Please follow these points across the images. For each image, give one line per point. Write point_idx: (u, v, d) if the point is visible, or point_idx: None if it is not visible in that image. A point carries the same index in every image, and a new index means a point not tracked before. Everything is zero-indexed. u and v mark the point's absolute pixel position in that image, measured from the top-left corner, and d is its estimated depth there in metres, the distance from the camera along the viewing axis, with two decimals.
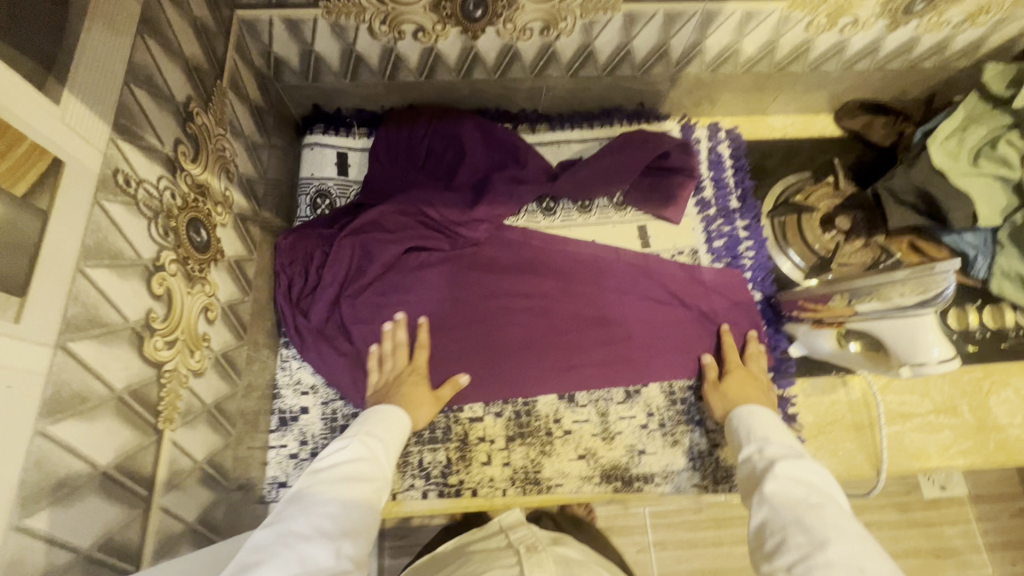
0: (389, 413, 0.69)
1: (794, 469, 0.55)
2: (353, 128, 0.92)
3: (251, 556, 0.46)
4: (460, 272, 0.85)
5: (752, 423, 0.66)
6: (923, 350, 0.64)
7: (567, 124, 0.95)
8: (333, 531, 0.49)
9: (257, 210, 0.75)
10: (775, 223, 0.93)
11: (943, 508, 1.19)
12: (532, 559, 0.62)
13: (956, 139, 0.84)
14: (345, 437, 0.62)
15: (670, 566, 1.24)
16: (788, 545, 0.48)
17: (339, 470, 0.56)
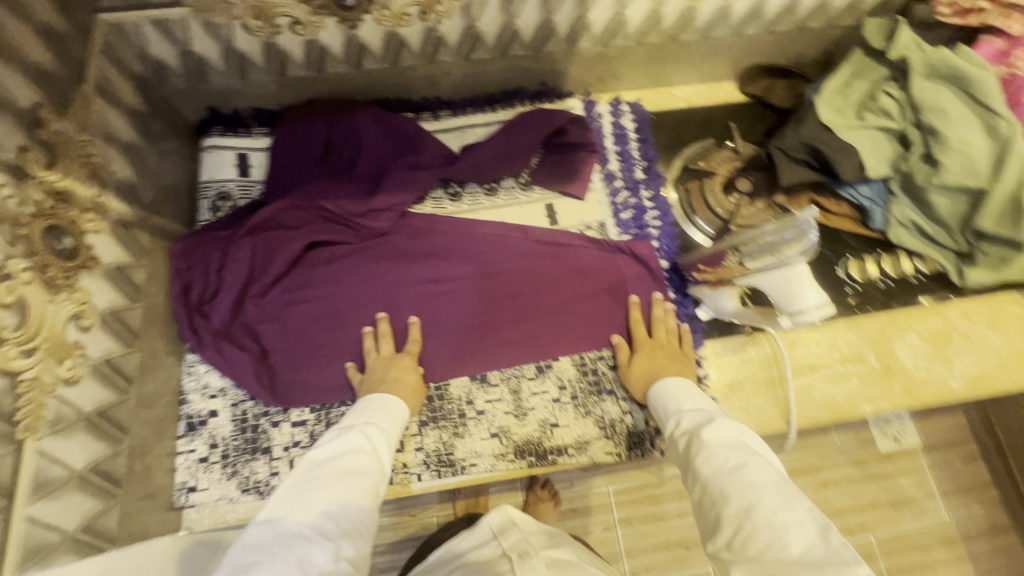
0: (377, 402, 0.70)
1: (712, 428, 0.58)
2: (252, 128, 0.91)
3: (250, 553, 0.46)
4: (367, 264, 0.85)
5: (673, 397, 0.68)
6: (802, 296, 0.71)
7: (468, 108, 0.96)
8: (332, 530, 0.50)
9: (143, 216, 0.74)
10: (680, 191, 0.94)
11: (896, 461, 1.35)
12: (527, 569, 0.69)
13: (841, 94, 0.86)
14: (342, 429, 0.63)
15: (636, 541, 1.25)
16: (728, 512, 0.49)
17: (338, 464, 0.57)
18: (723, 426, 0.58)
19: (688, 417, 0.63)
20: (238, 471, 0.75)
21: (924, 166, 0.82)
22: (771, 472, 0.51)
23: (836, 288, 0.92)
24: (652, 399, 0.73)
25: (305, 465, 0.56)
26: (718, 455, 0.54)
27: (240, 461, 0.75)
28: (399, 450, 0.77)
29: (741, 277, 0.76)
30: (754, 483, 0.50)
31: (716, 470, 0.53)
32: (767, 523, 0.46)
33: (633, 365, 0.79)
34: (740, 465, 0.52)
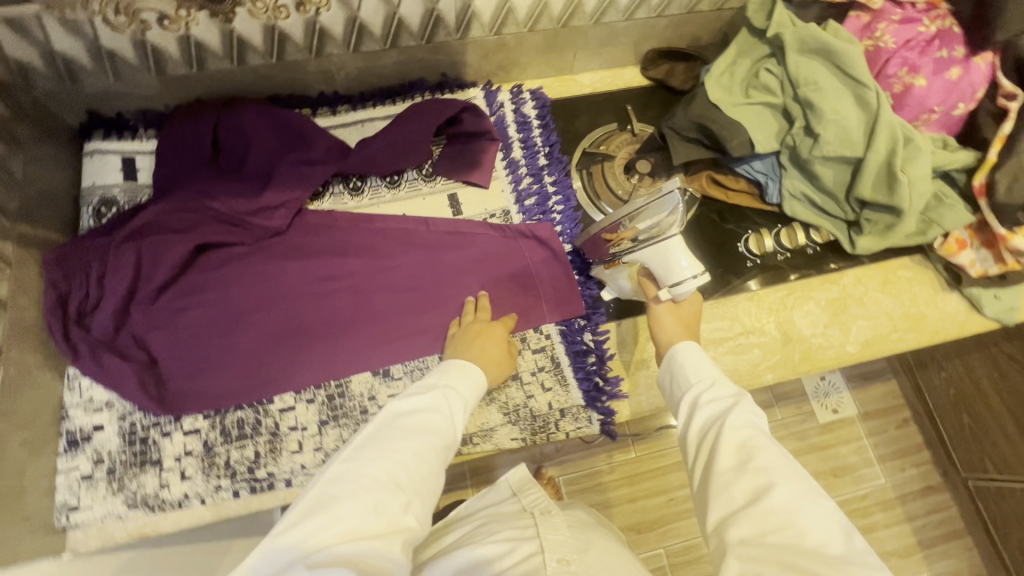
0: (456, 368, 0.69)
1: (736, 419, 0.55)
2: (139, 130, 0.88)
3: (332, 488, 0.49)
4: (262, 264, 0.83)
5: (687, 362, 0.65)
6: (677, 263, 0.70)
7: (368, 102, 0.95)
8: (404, 485, 0.51)
9: (8, 224, 0.71)
10: (582, 175, 0.95)
11: (837, 430, 1.38)
12: (548, 523, 0.67)
13: (728, 73, 0.88)
14: (422, 387, 0.63)
15: None
16: (738, 489, 0.50)
17: (417, 419, 0.58)
18: (749, 418, 0.55)
19: (713, 396, 0.59)
20: (125, 486, 0.72)
21: (807, 139, 0.84)
22: (805, 484, 0.49)
23: (737, 263, 0.93)
24: (666, 358, 0.68)
25: (387, 414, 0.57)
26: (748, 456, 0.51)
27: (126, 475, 0.72)
28: (298, 451, 0.76)
29: (624, 253, 0.76)
30: (789, 495, 0.48)
31: (746, 471, 0.51)
32: (796, 544, 0.45)
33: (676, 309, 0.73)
34: (775, 471, 0.50)
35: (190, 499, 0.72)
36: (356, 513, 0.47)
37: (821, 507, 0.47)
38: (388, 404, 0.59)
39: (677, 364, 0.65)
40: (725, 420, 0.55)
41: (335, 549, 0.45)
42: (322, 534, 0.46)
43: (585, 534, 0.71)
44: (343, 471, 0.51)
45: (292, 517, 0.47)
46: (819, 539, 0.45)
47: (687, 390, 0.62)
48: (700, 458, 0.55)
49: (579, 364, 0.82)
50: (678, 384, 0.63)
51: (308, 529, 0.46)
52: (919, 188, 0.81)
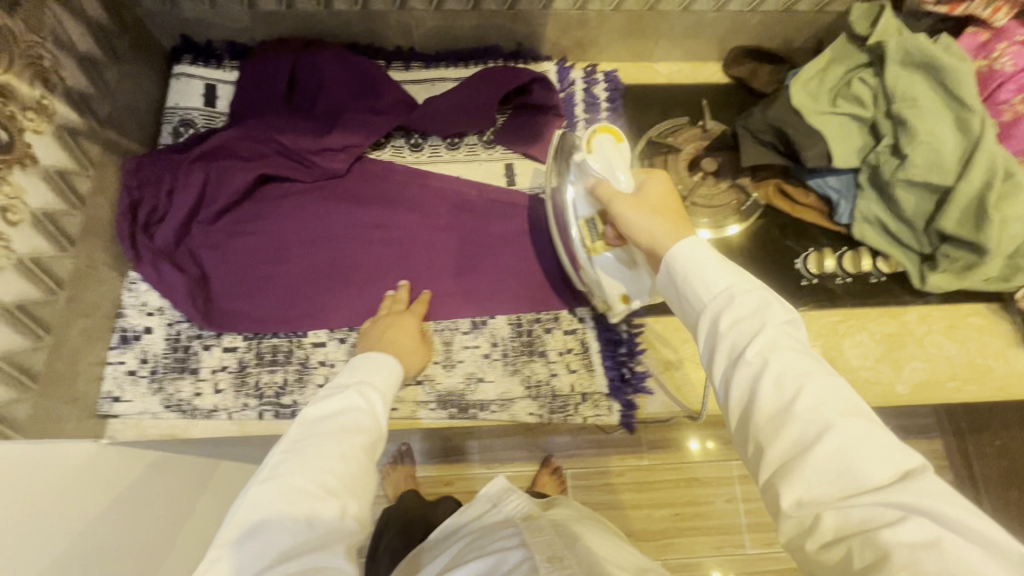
0: (370, 361, 0.65)
1: (766, 345, 0.46)
2: (224, 60, 0.92)
3: (254, 516, 0.48)
4: (317, 202, 0.85)
5: (691, 267, 0.53)
6: (601, 149, 0.72)
7: (441, 62, 0.95)
8: (335, 489, 0.51)
9: (97, 128, 0.75)
10: (644, 165, 0.91)
11: None
12: (534, 527, 0.67)
13: (818, 79, 0.83)
14: (334, 388, 0.60)
15: None
16: (790, 432, 0.43)
17: (336, 423, 0.55)
18: (784, 340, 0.46)
19: (734, 313, 0.49)
20: (163, 388, 0.76)
21: (892, 160, 0.79)
22: (853, 412, 0.43)
23: (791, 280, 0.89)
24: (669, 261, 0.55)
25: (301, 425, 0.55)
26: (790, 391, 0.44)
27: (166, 378, 0.77)
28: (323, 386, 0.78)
29: (569, 192, 0.73)
30: (845, 435, 0.41)
31: (793, 414, 0.43)
32: (861, 489, 0.40)
33: (640, 199, 0.65)
34: (822, 407, 0.43)
35: (219, 412, 0.76)
36: (282, 533, 0.48)
37: (880, 435, 0.41)
38: (300, 413, 0.56)
39: (681, 275, 0.53)
40: (760, 346, 0.46)
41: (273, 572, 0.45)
42: (256, 559, 0.46)
43: (571, 530, 0.69)
44: (263, 499, 0.49)
45: (216, 552, 0.47)
46: (879, 469, 0.40)
47: (701, 308, 0.51)
48: (733, 394, 0.47)
49: (609, 351, 0.81)
50: (687, 300, 0.53)
51: (241, 561, 0.46)
52: (1013, 229, 0.74)
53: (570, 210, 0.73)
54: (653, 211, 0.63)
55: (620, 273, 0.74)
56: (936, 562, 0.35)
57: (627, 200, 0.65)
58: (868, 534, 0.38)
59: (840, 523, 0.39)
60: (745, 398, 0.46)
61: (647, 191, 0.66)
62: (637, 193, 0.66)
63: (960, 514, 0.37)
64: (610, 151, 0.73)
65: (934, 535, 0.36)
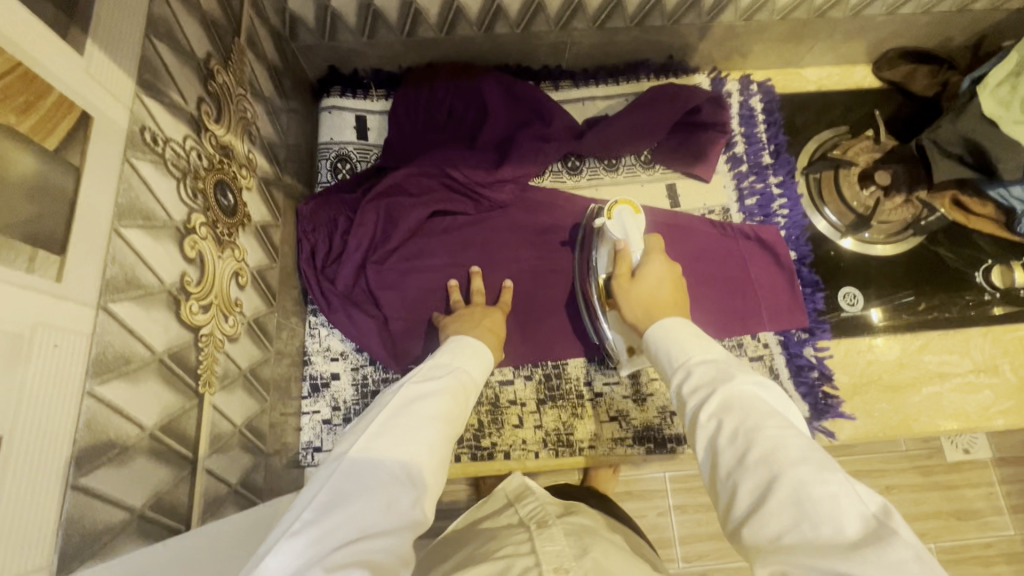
0: (468, 347, 0.63)
1: (722, 404, 0.44)
2: (371, 90, 0.89)
3: (347, 482, 0.42)
4: (485, 234, 0.83)
5: (671, 342, 0.53)
6: (619, 220, 0.71)
7: (592, 80, 0.92)
8: (418, 478, 0.45)
9: (279, 174, 0.74)
10: (810, 180, 0.91)
11: (967, 471, 1.19)
12: (545, 536, 0.53)
13: (1010, 84, 0.74)
14: (436, 369, 0.56)
15: (691, 530, 1.10)
16: (742, 491, 0.39)
17: (430, 404, 0.50)
18: (746, 394, 0.44)
19: (696, 379, 0.47)
20: None
21: None
22: (813, 463, 0.38)
23: (974, 294, 0.86)
24: (650, 344, 0.57)
25: (401, 398, 0.49)
26: (743, 446, 0.41)
27: None
28: (519, 426, 0.78)
29: (598, 262, 0.75)
30: (795, 481, 0.37)
31: (745, 467, 0.40)
32: (811, 546, 0.34)
33: (631, 288, 0.66)
34: (774, 455, 0.39)
35: None
36: (367, 509, 0.41)
37: (827, 483, 0.36)
38: (401, 388, 0.51)
39: (659, 356, 0.54)
40: (728, 399, 0.44)
41: (349, 550, 0.38)
42: (339, 529, 0.39)
43: (586, 542, 0.54)
44: (358, 464, 0.44)
45: (306, 517, 0.40)
46: (829, 524, 0.35)
47: (675, 378, 0.50)
48: (701, 457, 0.44)
49: (802, 378, 0.81)
50: (665, 372, 0.53)
51: (322, 527, 0.39)
52: None
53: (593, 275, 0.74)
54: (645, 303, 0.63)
55: (616, 332, 0.74)
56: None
57: (622, 286, 0.67)
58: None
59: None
60: (710, 455, 0.43)
61: (645, 276, 0.66)
62: (637, 280, 0.66)
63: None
64: (628, 222, 0.72)
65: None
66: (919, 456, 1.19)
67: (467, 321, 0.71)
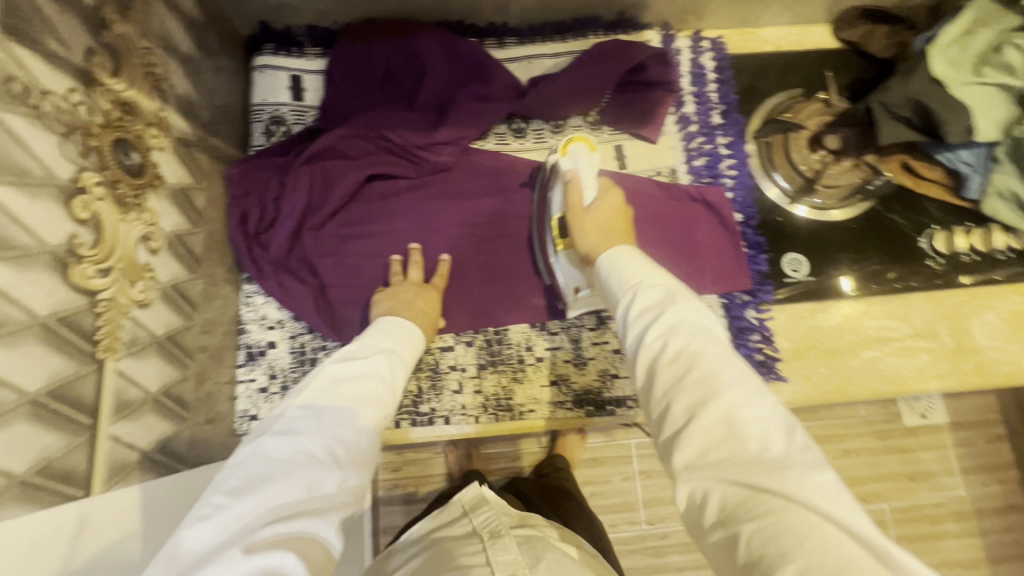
0: (398, 329, 0.63)
1: (668, 329, 0.45)
2: (306, 48, 0.84)
3: (262, 465, 0.42)
4: (425, 199, 0.81)
5: (621, 271, 0.53)
6: (573, 155, 0.71)
7: (538, 37, 0.88)
8: (344, 458, 0.45)
9: (202, 135, 0.71)
10: (760, 144, 0.89)
11: (922, 435, 1.22)
12: (498, 544, 0.53)
13: (959, 45, 0.76)
14: (365, 349, 0.56)
15: (652, 493, 1.13)
16: (675, 412, 0.41)
17: (356, 386, 0.50)
18: (691, 319, 0.45)
19: (643, 303, 0.48)
20: None
21: None
22: (747, 389, 0.40)
23: (917, 259, 0.86)
24: (600, 269, 0.57)
25: (320, 380, 0.50)
26: (683, 366, 0.42)
27: None
28: (459, 391, 0.78)
29: (552, 201, 0.74)
30: (730, 406, 0.39)
31: (682, 385, 0.42)
32: (739, 463, 0.37)
33: (581, 216, 0.66)
34: (714, 379, 0.41)
35: None
36: (288, 490, 0.41)
37: (762, 412, 0.39)
38: (322, 369, 0.51)
39: (606, 283, 0.55)
40: (677, 329, 0.45)
41: (266, 530, 0.39)
42: (254, 512, 0.39)
43: (537, 548, 0.55)
44: (277, 445, 0.43)
45: (217, 502, 0.40)
46: (760, 443, 0.38)
47: (620, 305, 0.51)
48: (639, 376, 0.46)
49: (742, 341, 0.82)
50: (612, 300, 0.53)
51: (238, 514, 0.39)
52: None
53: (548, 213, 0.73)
54: (597, 230, 0.63)
55: (569, 272, 0.73)
56: (813, 542, 0.32)
57: (571, 215, 0.67)
58: (749, 512, 0.35)
59: (726, 497, 0.37)
60: (647, 375, 0.45)
61: (595, 208, 0.66)
62: (588, 210, 0.66)
63: (841, 509, 0.34)
64: (582, 158, 0.71)
65: (804, 517, 0.33)
66: (877, 420, 1.22)
67: (398, 301, 0.71)
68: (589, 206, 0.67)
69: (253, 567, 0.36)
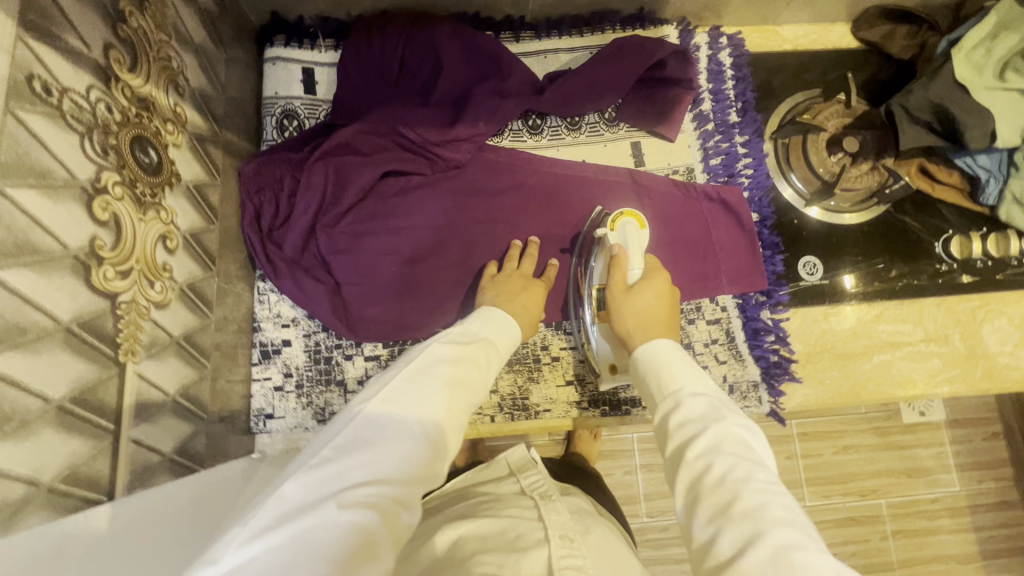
0: (494, 319, 0.63)
1: (710, 447, 0.45)
2: (318, 39, 0.82)
3: (369, 424, 0.43)
4: (440, 197, 0.80)
5: (661, 370, 0.54)
6: (622, 232, 0.72)
7: (554, 30, 0.86)
8: (438, 438, 0.45)
9: (215, 130, 0.69)
10: (778, 145, 0.88)
11: (922, 433, 1.23)
12: (548, 505, 0.58)
13: (983, 49, 0.76)
14: (464, 335, 0.57)
15: (656, 489, 1.14)
16: (722, 534, 0.40)
17: (456, 370, 0.51)
18: (736, 438, 0.45)
19: (686, 414, 0.49)
20: (313, 401, 0.76)
21: None
22: (796, 528, 0.39)
23: (933, 264, 0.86)
24: (637, 358, 0.57)
25: (428, 356, 0.50)
26: (729, 494, 0.42)
27: (314, 391, 0.76)
28: None
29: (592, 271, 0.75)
30: (782, 542, 0.38)
31: (727, 518, 0.41)
32: None
33: (622, 298, 0.67)
34: (760, 512, 0.40)
35: None
36: (388, 455, 0.41)
37: (812, 549, 0.38)
38: (430, 345, 0.52)
39: (642, 376, 0.55)
40: (724, 446, 0.44)
41: (361, 490, 0.39)
42: (353, 471, 0.40)
43: (586, 520, 0.58)
44: (382, 411, 0.44)
45: (325, 454, 0.40)
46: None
47: (660, 412, 0.51)
48: (678, 496, 0.45)
49: (757, 342, 0.82)
50: (648, 397, 0.54)
51: (342, 469, 0.39)
52: None
53: (588, 283, 0.74)
54: (636, 315, 0.65)
55: (602, 343, 0.74)
56: None
57: (614, 294, 0.68)
58: None
59: None
60: (690, 493, 0.44)
61: (639, 292, 0.67)
62: (629, 293, 0.67)
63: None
64: (631, 236, 0.72)
65: None
66: (878, 418, 1.23)
67: (505, 292, 0.71)
68: (633, 288, 0.68)
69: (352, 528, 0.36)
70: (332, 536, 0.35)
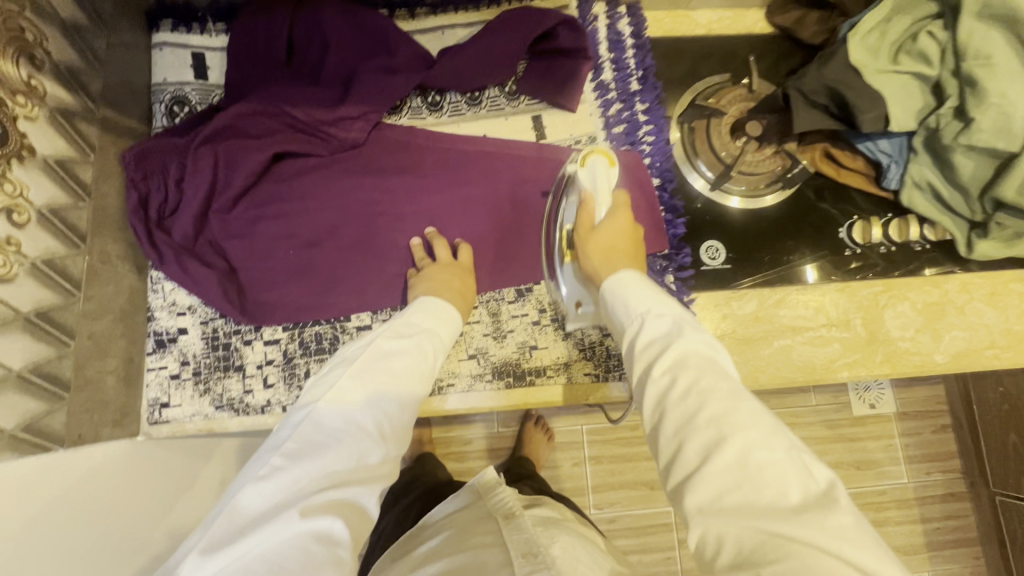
0: (439, 308, 0.66)
1: (674, 362, 0.49)
2: (208, 23, 0.81)
3: (317, 434, 0.48)
4: (336, 177, 0.79)
5: (627, 294, 0.58)
6: (591, 167, 0.73)
7: (450, 6, 0.85)
8: (387, 435, 0.51)
9: (90, 106, 0.68)
10: (684, 131, 0.87)
11: (871, 425, 1.23)
12: (510, 524, 0.61)
13: (878, 33, 0.75)
14: (407, 326, 0.61)
15: (602, 479, 1.15)
16: (686, 455, 0.44)
17: (399, 365, 0.56)
18: (697, 352, 0.49)
19: (651, 333, 0.53)
20: (211, 388, 0.75)
21: (955, 122, 0.72)
22: (760, 426, 0.43)
23: (836, 248, 0.86)
24: (605, 291, 0.62)
25: (372, 352, 0.55)
26: (694, 404, 0.46)
27: (211, 377, 0.75)
28: None
29: (564, 211, 0.76)
30: (742, 446, 0.42)
31: (693, 427, 0.45)
32: (754, 508, 0.40)
33: (589, 235, 0.70)
34: (724, 417, 0.44)
35: (273, 406, 0.75)
36: (341, 459, 0.47)
37: (776, 453, 0.42)
38: (373, 343, 0.56)
39: (609, 306, 0.60)
40: (693, 361, 0.49)
41: (321, 494, 0.45)
42: (306, 481, 0.45)
43: (551, 530, 0.60)
44: (332, 416, 0.50)
45: (276, 462, 0.46)
46: (776, 491, 0.40)
47: (625, 333, 0.56)
48: (649, 410, 0.49)
49: None
50: (618, 322, 0.58)
51: (297, 475, 0.46)
52: None
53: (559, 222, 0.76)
54: (603, 253, 0.68)
55: (573, 284, 0.76)
56: None
57: (581, 233, 0.71)
58: (766, 559, 0.37)
59: (740, 542, 0.39)
60: (658, 407, 0.48)
61: (603, 228, 0.69)
62: (596, 229, 0.70)
63: (866, 556, 0.37)
64: (600, 172, 0.73)
65: (825, 561, 0.36)
66: (829, 411, 1.23)
67: (435, 281, 0.71)
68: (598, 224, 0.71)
69: (305, 531, 0.43)
70: (288, 541, 0.42)
